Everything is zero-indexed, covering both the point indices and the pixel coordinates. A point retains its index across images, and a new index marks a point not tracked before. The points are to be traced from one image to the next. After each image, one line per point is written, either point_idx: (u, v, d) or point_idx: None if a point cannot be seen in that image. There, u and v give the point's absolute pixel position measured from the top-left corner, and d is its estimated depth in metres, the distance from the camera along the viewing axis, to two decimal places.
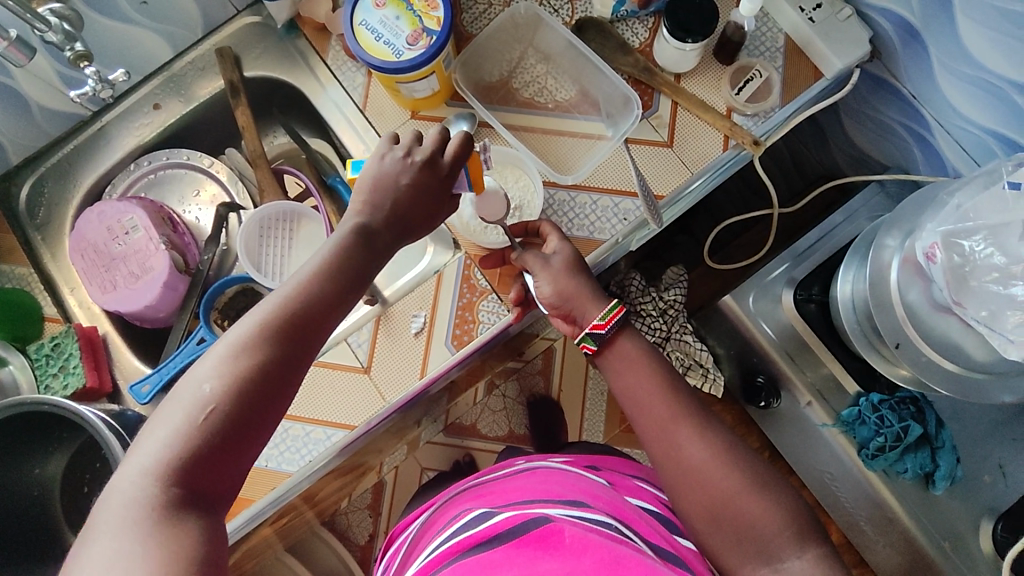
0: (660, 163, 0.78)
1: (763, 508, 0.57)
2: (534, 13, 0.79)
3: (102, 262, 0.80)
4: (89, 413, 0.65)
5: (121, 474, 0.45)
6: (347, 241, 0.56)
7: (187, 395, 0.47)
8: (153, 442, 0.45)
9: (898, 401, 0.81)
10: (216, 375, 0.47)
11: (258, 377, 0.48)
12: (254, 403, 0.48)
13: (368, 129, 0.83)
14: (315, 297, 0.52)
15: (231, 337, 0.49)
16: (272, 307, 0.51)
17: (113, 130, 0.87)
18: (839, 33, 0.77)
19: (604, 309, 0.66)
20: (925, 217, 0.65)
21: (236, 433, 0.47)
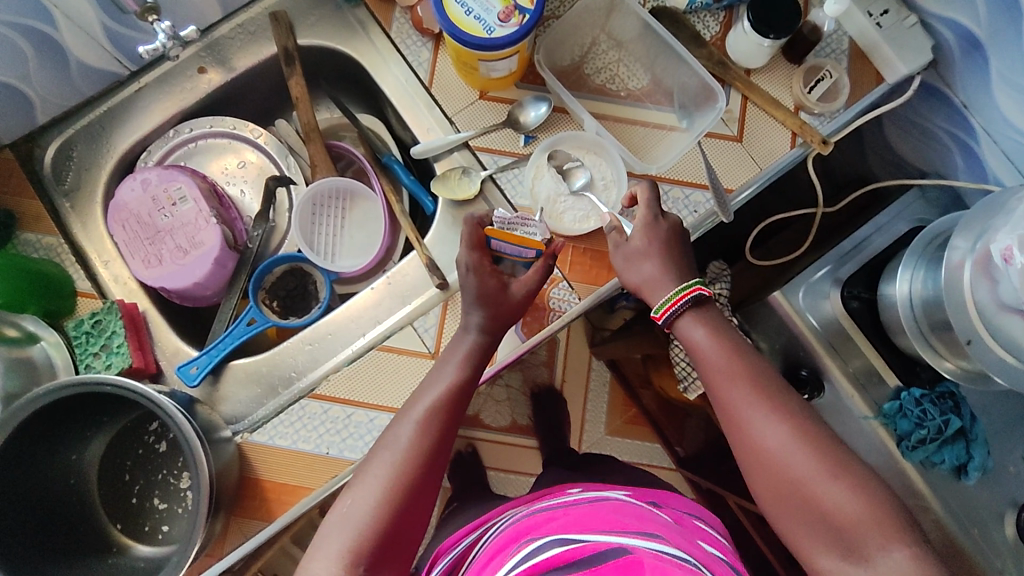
0: (729, 157, 0.78)
1: (838, 496, 0.57)
2: None
3: (146, 235, 0.74)
4: (164, 399, 0.61)
5: (320, 540, 0.58)
6: (472, 343, 0.69)
7: (370, 477, 0.61)
8: (345, 517, 0.59)
9: (938, 395, 0.84)
10: (392, 461, 0.61)
11: (417, 467, 0.61)
12: (415, 486, 0.61)
13: (433, 107, 0.81)
14: (459, 398, 0.66)
15: (400, 431, 0.63)
16: (428, 407, 0.64)
17: (152, 93, 0.80)
18: (906, 40, 0.79)
19: (660, 301, 0.68)
20: (999, 220, 0.68)
21: (402, 515, 0.59)
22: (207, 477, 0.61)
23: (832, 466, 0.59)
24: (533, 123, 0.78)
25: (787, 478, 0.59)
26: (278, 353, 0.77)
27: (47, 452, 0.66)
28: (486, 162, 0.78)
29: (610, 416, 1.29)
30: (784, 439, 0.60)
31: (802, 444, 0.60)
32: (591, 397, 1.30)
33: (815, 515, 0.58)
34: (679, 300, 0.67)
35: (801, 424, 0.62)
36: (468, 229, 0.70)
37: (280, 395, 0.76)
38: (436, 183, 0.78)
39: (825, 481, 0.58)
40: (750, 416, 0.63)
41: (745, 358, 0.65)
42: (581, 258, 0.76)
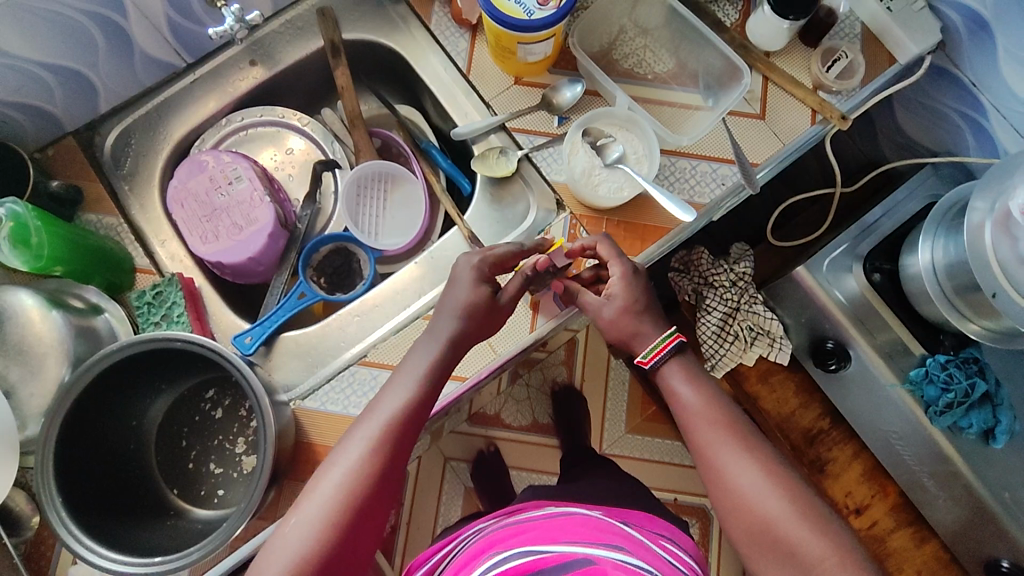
0: (754, 133, 0.82)
1: (805, 533, 0.62)
2: None
3: (203, 212, 0.78)
4: (257, 384, 0.64)
5: (279, 537, 0.62)
6: (438, 354, 0.70)
7: (332, 480, 0.63)
8: (304, 518, 0.62)
9: (962, 360, 0.86)
10: (352, 465, 0.64)
11: (373, 476, 0.64)
12: (372, 492, 0.64)
13: (471, 93, 0.86)
14: (417, 404, 0.68)
15: (364, 434, 0.65)
16: (389, 413, 0.66)
17: (205, 84, 0.85)
18: (915, 22, 0.84)
19: (647, 347, 0.73)
20: (1015, 181, 0.72)
21: (358, 519, 0.63)
22: (272, 435, 0.64)
23: (802, 506, 0.64)
24: (566, 104, 0.82)
25: (759, 519, 0.64)
26: (327, 325, 0.79)
27: (115, 411, 0.69)
28: (523, 142, 0.83)
29: (629, 414, 1.31)
30: (754, 478, 0.66)
31: (772, 485, 0.65)
32: (611, 394, 1.33)
33: (783, 549, 0.62)
34: (662, 349, 0.72)
35: (770, 465, 0.67)
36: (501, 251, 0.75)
37: (328, 366, 0.78)
38: (477, 162, 0.82)
39: (791, 520, 0.63)
40: (724, 458, 0.68)
41: (721, 405, 0.71)
42: (600, 220, 0.80)
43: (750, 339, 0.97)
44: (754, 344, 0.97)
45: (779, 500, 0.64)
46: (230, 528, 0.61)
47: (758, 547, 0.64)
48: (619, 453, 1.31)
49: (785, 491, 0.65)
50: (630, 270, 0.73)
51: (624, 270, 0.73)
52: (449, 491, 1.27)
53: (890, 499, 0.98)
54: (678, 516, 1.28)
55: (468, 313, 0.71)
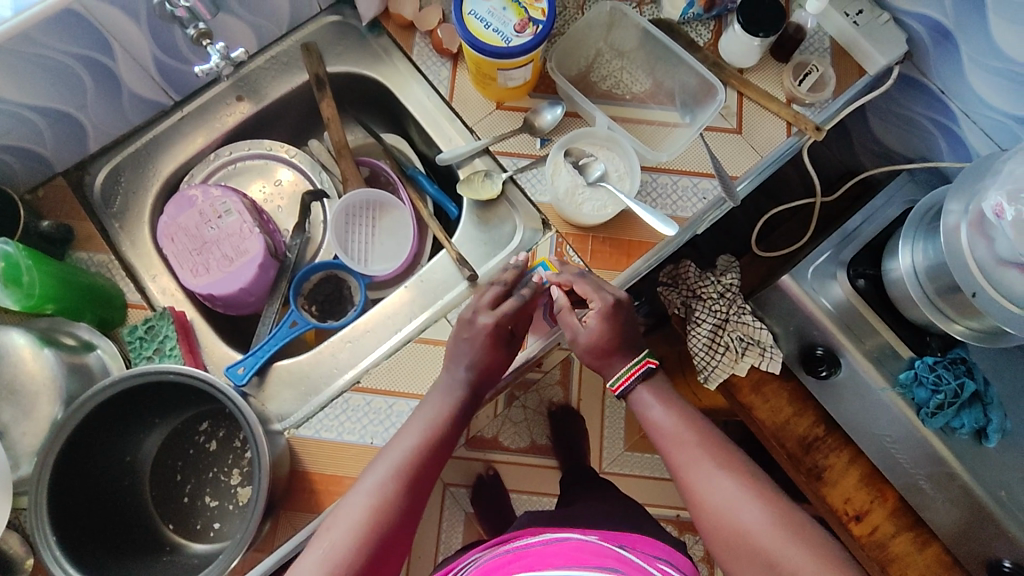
0: (731, 147, 0.85)
1: (781, 542, 0.61)
2: (615, 9, 0.87)
3: (193, 246, 0.79)
4: (250, 413, 0.64)
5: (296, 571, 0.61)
6: (457, 399, 0.71)
7: (351, 514, 0.63)
8: (322, 552, 0.61)
9: (950, 361, 0.87)
10: (372, 501, 0.64)
11: (392, 513, 0.64)
12: (391, 529, 0.64)
13: (454, 120, 0.88)
14: (437, 446, 0.69)
15: (384, 471, 0.66)
16: (410, 452, 0.67)
17: (193, 120, 0.87)
18: (881, 35, 0.87)
19: (616, 373, 0.74)
20: (988, 183, 0.74)
21: (375, 556, 0.62)
22: (267, 464, 0.63)
23: (782, 516, 0.63)
24: (548, 126, 0.85)
25: (736, 531, 0.63)
26: (319, 353, 0.80)
27: (109, 447, 0.69)
28: (506, 164, 0.84)
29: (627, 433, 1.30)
30: (730, 491, 0.66)
31: (749, 497, 0.65)
32: (609, 414, 1.32)
33: (762, 561, 0.61)
34: (629, 376, 0.74)
35: (749, 478, 0.67)
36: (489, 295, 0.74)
37: (323, 392, 0.78)
38: (462, 187, 0.84)
39: (768, 531, 0.62)
40: (700, 473, 0.68)
41: (697, 423, 0.72)
42: (590, 242, 0.81)
43: (740, 349, 0.98)
44: (744, 355, 0.98)
45: (756, 511, 0.64)
46: (225, 560, 0.61)
47: (738, 561, 0.63)
48: (618, 470, 1.31)
49: (761, 501, 0.65)
50: (609, 304, 0.72)
51: (604, 305, 0.72)
52: (450, 517, 1.26)
53: (888, 503, 0.96)
54: (682, 533, 1.28)
55: (478, 361, 0.72)
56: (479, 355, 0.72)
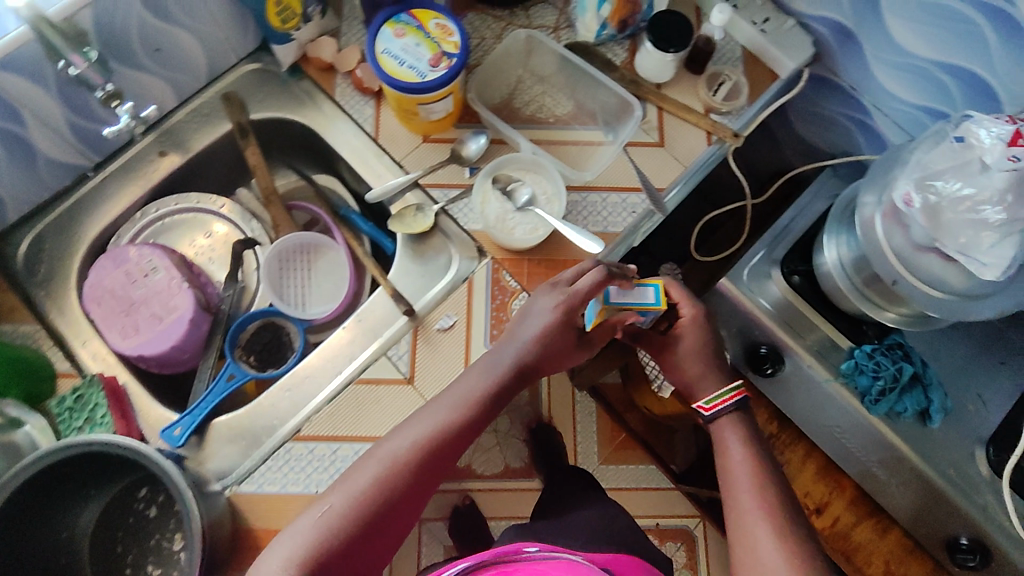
0: (656, 160, 0.87)
1: None
2: (530, 37, 0.89)
3: (120, 307, 0.78)
4: (173, 470, 0.62)
5: (302, 520, 0.63)
6: (492, 378, 0.72)
7: (367, 472, 0.66)
8: (330, 505, 0.63)
9: (887, 347, 0.90)
10: (388, 461, 0.66)
11: (404, 479, 0.66)
12: (398, 495, 0.65)
13: (381, 156, 0.88)
14: (467, 426, 0.70)
15: (412, 436, 0.68)
16: (439, 426, 0.69)
17: (118, 179, 0.86)
18: (787, 40, 0.90)
19: (711, 394, 0.78)
20: (895, 174, 0.76)
21: (378, 519, 0.64)
22: (199, 529, 0.61)
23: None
24: (474, 155, 0.85)
25: None
26: (258, 404, 0.78)
27: (38, 527, 0.67)
28: (438, 196, 0.85)
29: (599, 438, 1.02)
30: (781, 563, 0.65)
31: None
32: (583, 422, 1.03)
33: None
34: (724, 401, 0.77)
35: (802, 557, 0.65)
36: (593, 279, 0.70)
37: (265, 443, 0.76)
38: (394, 224, 0.84)
39: None
40: (759, 535, 0.67)
41: (768, 477, 0.72)
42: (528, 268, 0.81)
43: None
44: None
45: None
46: None
47: None
48: None
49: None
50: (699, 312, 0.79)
51: (694, 312, 0.79)
52: None
53: (846, 492, 1.00)
54: None
55: (540, 342, 0.71)
56: (543, 336, 0.72)
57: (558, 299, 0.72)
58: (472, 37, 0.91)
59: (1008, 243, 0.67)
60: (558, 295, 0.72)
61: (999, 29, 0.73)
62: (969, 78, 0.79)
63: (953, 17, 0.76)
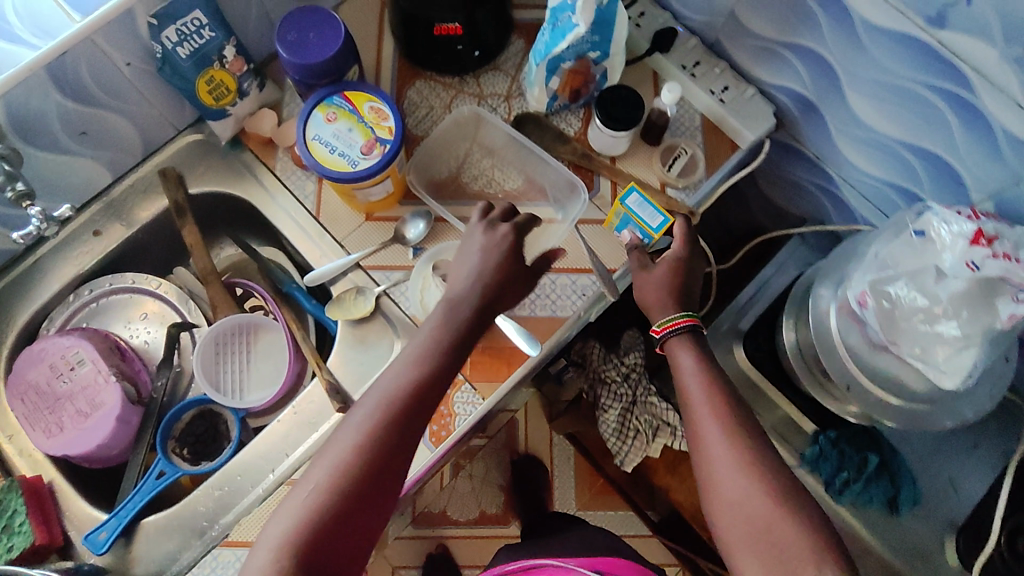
0: (609, 239, 0.82)
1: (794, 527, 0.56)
2: (476, 112, 0.85)
3: (45, 404, 0.75)
4: None
5: (273, 524, 0.55)
6: (454, 315, 0.64)
7: (335, 451, 0.56)
8: (300, 499, 0.55)
9: (852, 433, 0.87)
10: (355, 434, 0.57)
11: (376, 450, 0.56)
12: (374, 468, 0.56)
13: (323, 234, 0.84)
14: (433, 363, 0.61)
15: (373, 402, 0.58)
16: (400, 383, 0.59)
17: (51, 261, 0.83)
18: (747, 110, 0.85)
19: (662, 317, 0.71)
20: (851, 267, 0.74)
21: (359, 499, 0.55)
22: None
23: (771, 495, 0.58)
24: (416, 237, 0.82)
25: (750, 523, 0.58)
26: (187, 503, 0.76)
27: None
28: (379, 278, 0.82)
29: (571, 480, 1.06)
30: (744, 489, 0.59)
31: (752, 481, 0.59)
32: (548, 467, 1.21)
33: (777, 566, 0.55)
34: (674, 324, 0.70)
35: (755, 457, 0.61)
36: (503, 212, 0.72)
37: (194, 546, 0.74)
38: (331, 311, 0.80)
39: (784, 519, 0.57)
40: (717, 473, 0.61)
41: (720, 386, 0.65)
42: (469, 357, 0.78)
43: (651, 432, 0.97)
44: (656, 436, 0.97)
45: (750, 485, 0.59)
46: None
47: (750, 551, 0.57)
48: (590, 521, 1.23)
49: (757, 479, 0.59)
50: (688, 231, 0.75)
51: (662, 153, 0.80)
52: None
53: None
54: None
55: (487, 273, 0.66)
56: (485, 270, 0.67)
57: (485, 242, 0.68)
58: (419, 106, 0.88)
59: (964, 356, 0.65)
60: (482, 229, 0.70)
61: (963, 115, 0.68)
62: (936, 161, 0.74)
63: (915, 99, 0.71)
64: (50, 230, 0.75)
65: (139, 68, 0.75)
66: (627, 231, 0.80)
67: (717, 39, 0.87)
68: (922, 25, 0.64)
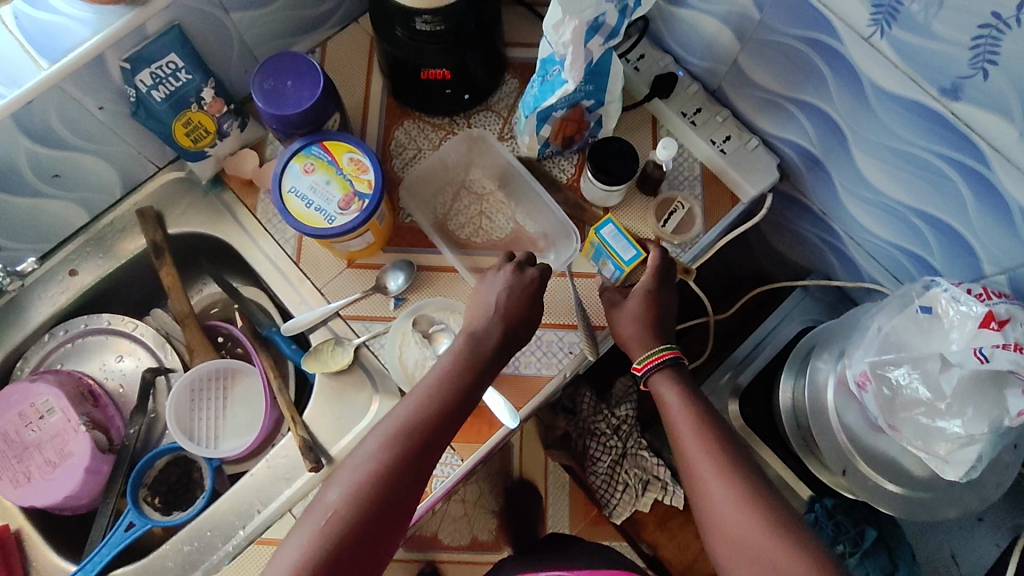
0: (599, 295, 0.79)
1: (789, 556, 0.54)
2: (481, 137, 0.83)
3: (13, 453, 0.74)
4: None
5: (280, 554, 0.53)
6: (464, 349, 0.63)
7: (343, 479, 0.55)
8: (306, 528, 0.53)
9: (851, 504, 0.82)
10: (364, 461, 0.56)
11: (385, 479, 0.55)
12: (383, 498, 0.54)
13: (303, 280, 0.81)
14: (444, 397, 0.60)
15: (381, 432, 0.58)
16: (411, 413, 0.59)
17: (25, 301, 0.81)
18: (749, 163, 0.80)
19: (643, 353, 0.69)
20: (851, 342, 0.70)
21: (366, 529, 0.53)
22: None
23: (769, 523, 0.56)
24: (396, 289, 0.79)
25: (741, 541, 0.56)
26: (155, 558, 0.74)
27: None
28: (359, 329, 0.79)
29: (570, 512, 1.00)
30: (737, 509, 0.57)
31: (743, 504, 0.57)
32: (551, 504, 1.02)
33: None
34: (658, 357, 0.68)
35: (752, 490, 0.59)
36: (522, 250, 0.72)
37: None
38: (308, 362, 0.77)
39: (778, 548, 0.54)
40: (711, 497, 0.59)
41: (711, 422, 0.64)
42: None
43: (640, 487, 0.92)
44: (646, 491, 0.92)
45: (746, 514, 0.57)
46: None
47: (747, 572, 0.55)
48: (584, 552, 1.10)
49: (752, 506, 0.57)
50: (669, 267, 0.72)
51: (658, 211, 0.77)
52: None
53: None
54: None
55: (501, 308, 0.66)
56: (503, 304, 0.66)
57: (511, 280, 0.68)
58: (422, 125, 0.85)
59: (968, 452, 0.61)
60: (506, 268, 0.69)
61: (977, 188, 0.63)
62: (947, 230, 0.70)
63: (926, 167, 0.66)
64: (13, 284, 0.78)
65: (113, 111, 0.72)
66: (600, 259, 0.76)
67: (719, 86, 0.82)
68: (934, 94, 0.60)
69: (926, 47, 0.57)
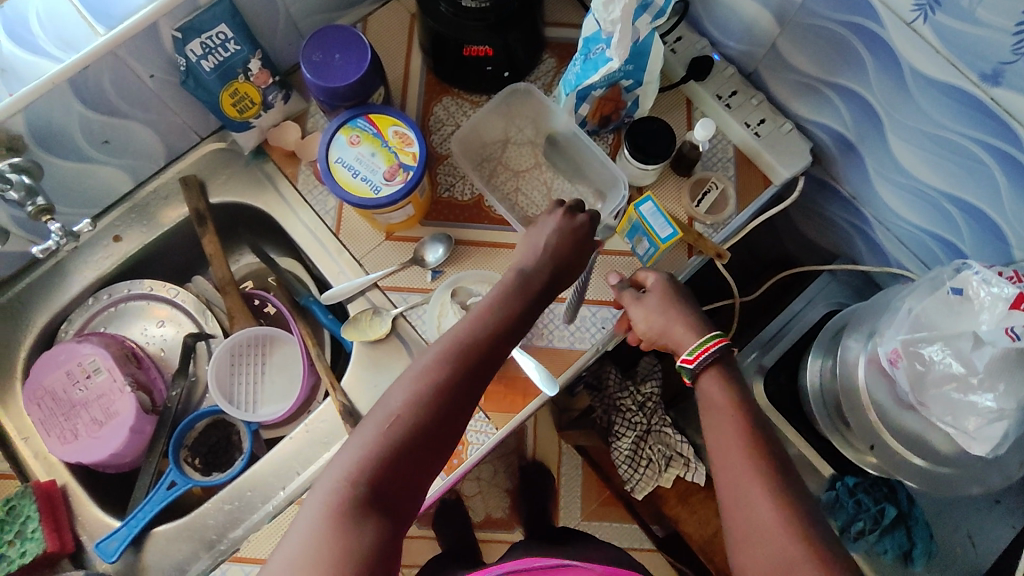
0: (633, 272, 0.80)
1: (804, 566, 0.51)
2: (526, 96, 0.83)
3: (61, 411, 0.77)
4: None
5: (327, 471, 0.51)
6: (511, 291, 0.62)
7: (393, 400, 0.54)
8: (355, 446, 0.51)
9: (871, 482, 0.84)
10: (414, 384, 0.54)
11: (435, 403, 0.54)
12: (433, 422, 0.53)
13: (342, 251, 0.82)
14: (494, 330, 0.59)
15: (433, 357, 0.56)
16: (462, 342, 0.57)
17: (70, 265, 0.83)
18: (783, 145, 0.82)
19: (692, 344, 0.66)
20: (883, 322, 0.71)
21: (417, 451, 0.52)
22: None
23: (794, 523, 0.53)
24: (435, 261, 0.80)
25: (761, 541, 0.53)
26: (198, 515, 0.76)
27: None
28: (396, 300, 0.80)
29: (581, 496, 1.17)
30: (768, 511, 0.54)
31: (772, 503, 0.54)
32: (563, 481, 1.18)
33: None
34: (707, 349, 0.65)
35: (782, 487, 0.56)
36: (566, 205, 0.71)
37: (203, 559, 0.75)
38: (347, 329, 0.79)
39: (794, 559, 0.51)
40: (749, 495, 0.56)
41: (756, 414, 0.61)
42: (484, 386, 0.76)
43: (664, 462, 0.94)
44: (669, 466, 0.95)
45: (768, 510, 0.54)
46: None
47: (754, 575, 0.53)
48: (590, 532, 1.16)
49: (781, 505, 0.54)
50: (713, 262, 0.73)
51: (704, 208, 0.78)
52: None
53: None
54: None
55: (548, 256, 0.66)
56: (547, 252, 0.66)
57: (559, 226, 0.68)
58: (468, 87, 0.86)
59: (995, 429, 0.63)
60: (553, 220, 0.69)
61: (1010, 173, 0.65)
62: (978, 215, 0.72)
63: (961, 151, 0.68)
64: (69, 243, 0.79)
65: (163, 79, 0.74)
66: (636, 235, 0.78)
67: (756, 70, 0.84)
68: (974, 80, 0.61)
69: (968, 33, 0.59)
